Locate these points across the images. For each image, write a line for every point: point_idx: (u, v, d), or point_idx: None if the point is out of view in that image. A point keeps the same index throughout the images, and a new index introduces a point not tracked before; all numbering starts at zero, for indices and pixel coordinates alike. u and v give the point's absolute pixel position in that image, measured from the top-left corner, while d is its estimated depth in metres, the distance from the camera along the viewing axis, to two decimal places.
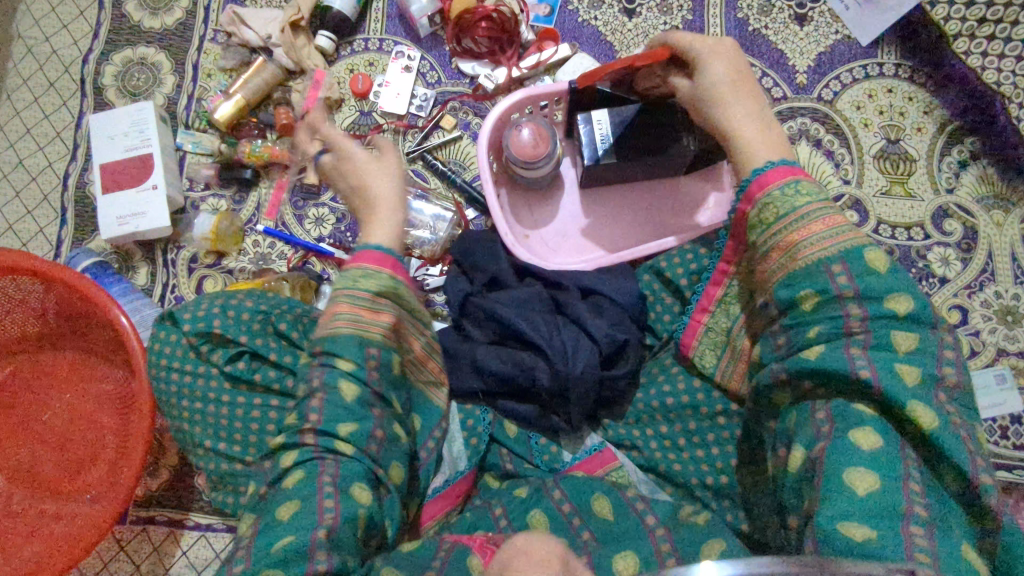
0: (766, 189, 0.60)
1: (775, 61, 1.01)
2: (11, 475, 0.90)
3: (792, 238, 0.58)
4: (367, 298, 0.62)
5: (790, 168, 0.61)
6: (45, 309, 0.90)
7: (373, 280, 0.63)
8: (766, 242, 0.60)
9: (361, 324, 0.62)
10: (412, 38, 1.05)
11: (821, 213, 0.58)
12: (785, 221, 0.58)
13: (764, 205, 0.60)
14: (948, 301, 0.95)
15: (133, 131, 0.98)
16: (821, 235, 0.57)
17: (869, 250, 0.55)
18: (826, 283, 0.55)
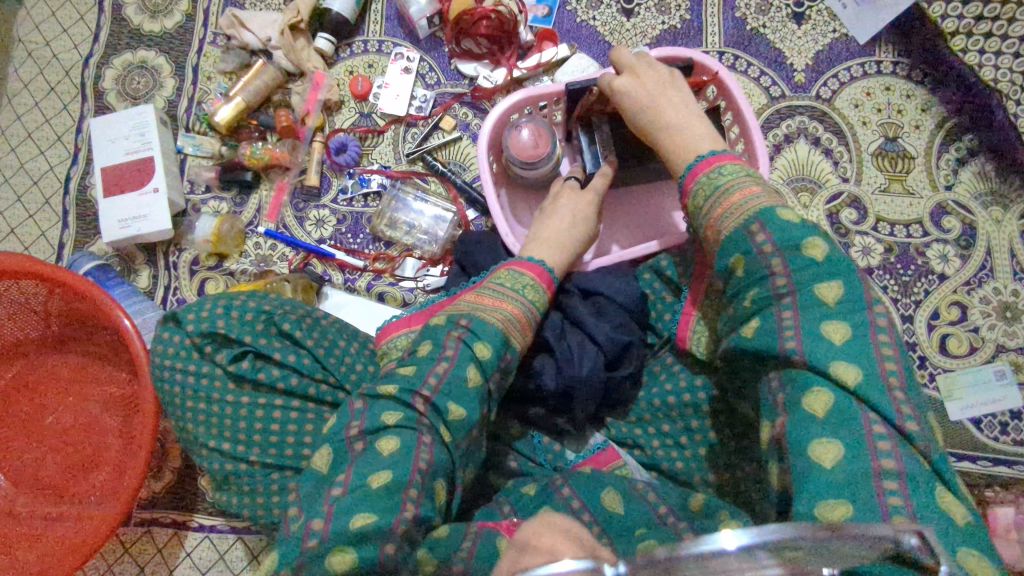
0: (699, 175, 0.64)
1: (773, 60, 1.02)
2: (16, 479, 0.91)
3: (717, 213, 0.61)
4: (530, 303, 0.70)
5: (717, 157, 0.64)
6: (49, 313, 0.90)
7: (538, 295, 0.71)
8: (700, 224, 0.63)
9: (516, 319, 0.67)
10: (411, 39, 1.05)
11: (743, 187, 0.60)
12: (712, 200, 0.61)
13: (695, 191, 0.63)
14: (948, 298, 0.96)
15: (133, 134, 0.98)
16: (741, 206, 0.59)
17: (783, 211, 0.57)
18: (747, 246, 0.56)
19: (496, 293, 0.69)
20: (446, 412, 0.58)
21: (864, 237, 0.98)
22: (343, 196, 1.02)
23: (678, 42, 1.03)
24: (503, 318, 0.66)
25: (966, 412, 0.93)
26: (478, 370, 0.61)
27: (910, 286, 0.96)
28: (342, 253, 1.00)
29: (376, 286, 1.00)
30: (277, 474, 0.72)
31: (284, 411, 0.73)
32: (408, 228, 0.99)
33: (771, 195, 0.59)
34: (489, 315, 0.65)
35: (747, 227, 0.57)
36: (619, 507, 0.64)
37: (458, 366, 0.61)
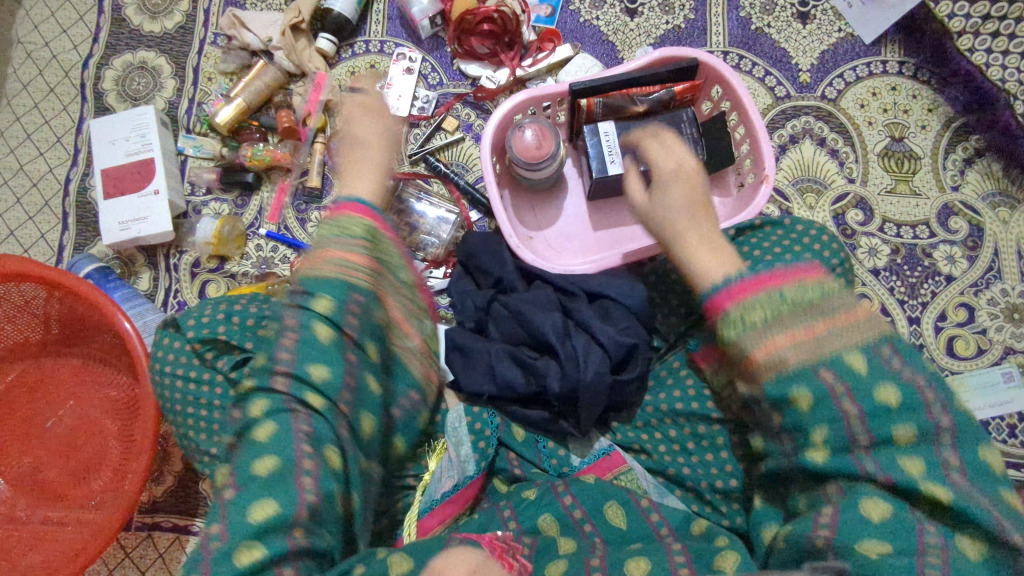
0: (750, 291, 0.51)
1: (778, 59, 1.01)
2: (16, 483, 0.90)
3: (779, 348, 0.49)
4: (334, 252, 0.60)
5: (769, 273, 0.52)
6: (48, 315, 0.90)
7: (360, 228, 0.61)
8: (746, 347, 0.51)
9: (349, 269, 0.59)
10: (413, 40, 1.04)
11: (804, 321, 0.50)
12: (769, 328, 0.50)
13: (748, 308, 0.51)
14: (955, 299, 0.95)
15: (133, 135, 0.97)
16: (800, 343, 0.49)
17: (850, 353, 0.49)
18: (815, 383, 0.49)
19: (314, 250, 0.60)
20: (308, 377, 0.55)
21: (871, 238, 0.97)
22: None
23: (682, 42, 1.02)
24: (331, 276, 0.58)
25: (974, 415, 0.92)
26: (329, 327, 0.57)
27: (917, 288, 0.95)
28: None
29: None
30: None
31: None
32: (410, 229, 0.99)
33: (829, 331, 0.50)
34: (317, 280, 0.58)
35: (816, 365, 0.49)
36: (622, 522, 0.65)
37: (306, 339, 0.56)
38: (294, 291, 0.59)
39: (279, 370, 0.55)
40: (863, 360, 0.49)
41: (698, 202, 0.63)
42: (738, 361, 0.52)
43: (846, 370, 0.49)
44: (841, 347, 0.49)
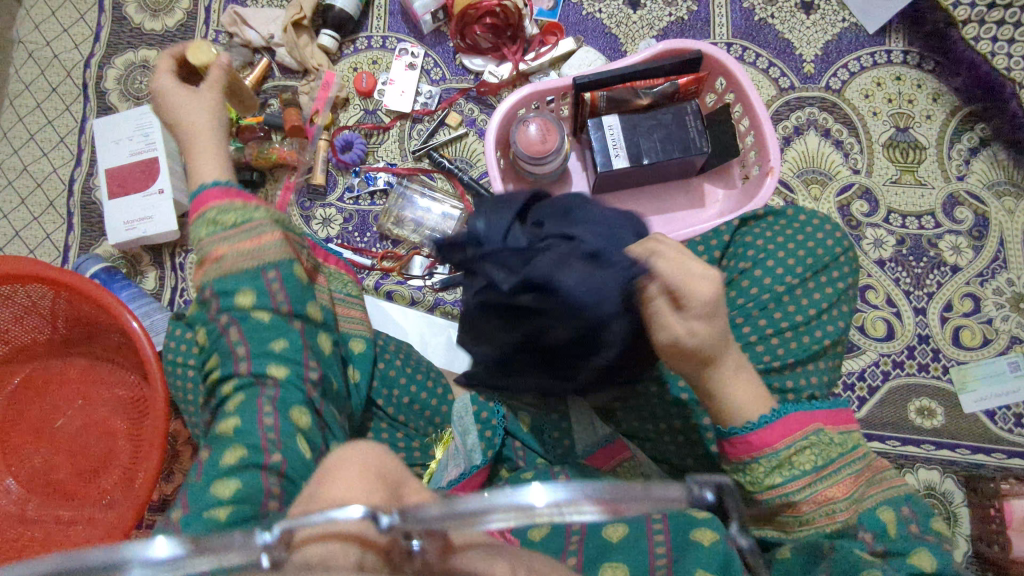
0: (802, 432, 0.55)
1: (781, 50, 1.01)
2: (28, 482, 0.90)
3: (822, 495, 0.53)
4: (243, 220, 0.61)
5: (816, 414, 0.57)
6: (55, 314, 0.90)
7: (240, 211, 0.61)
8: (790, 498, 0.54)
9: (248, 240, 0.60)
10: (416, 35, 1.04)
11: (844, 472, 0.54)
12: (816, 473, 0.54)
13: (803, 449, 0.54)
14: (960, 290, 0.95)
15: (138, 135, 0.97)
16: (840, 496, 0.54)
17: (881, 507, 0.54)
18: (854, 542, 0.52)
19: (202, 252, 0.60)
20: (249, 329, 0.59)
21: (876, 229, 0.97)
22: (349, 194, 1.01)
23: (685, 34, 1.02)
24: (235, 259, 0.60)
25: (980, 405, 0.92)
26: (251, 294, 0.60)
27: (922, 278, 0.95)
28: (349, 251, 0.99)
29: (383, 284, 0.99)
30: None
31: None
32: (415, 225, 0.99)
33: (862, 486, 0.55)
34: (230, 259, 0.60)
35: (855, 525, 0.53)
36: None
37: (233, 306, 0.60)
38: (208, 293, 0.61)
39: (238, 357, 0.58)
40: (896, 518, 0.53)
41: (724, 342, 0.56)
42: (769, 504, 0.55)
43: (880, 527, 0.52)
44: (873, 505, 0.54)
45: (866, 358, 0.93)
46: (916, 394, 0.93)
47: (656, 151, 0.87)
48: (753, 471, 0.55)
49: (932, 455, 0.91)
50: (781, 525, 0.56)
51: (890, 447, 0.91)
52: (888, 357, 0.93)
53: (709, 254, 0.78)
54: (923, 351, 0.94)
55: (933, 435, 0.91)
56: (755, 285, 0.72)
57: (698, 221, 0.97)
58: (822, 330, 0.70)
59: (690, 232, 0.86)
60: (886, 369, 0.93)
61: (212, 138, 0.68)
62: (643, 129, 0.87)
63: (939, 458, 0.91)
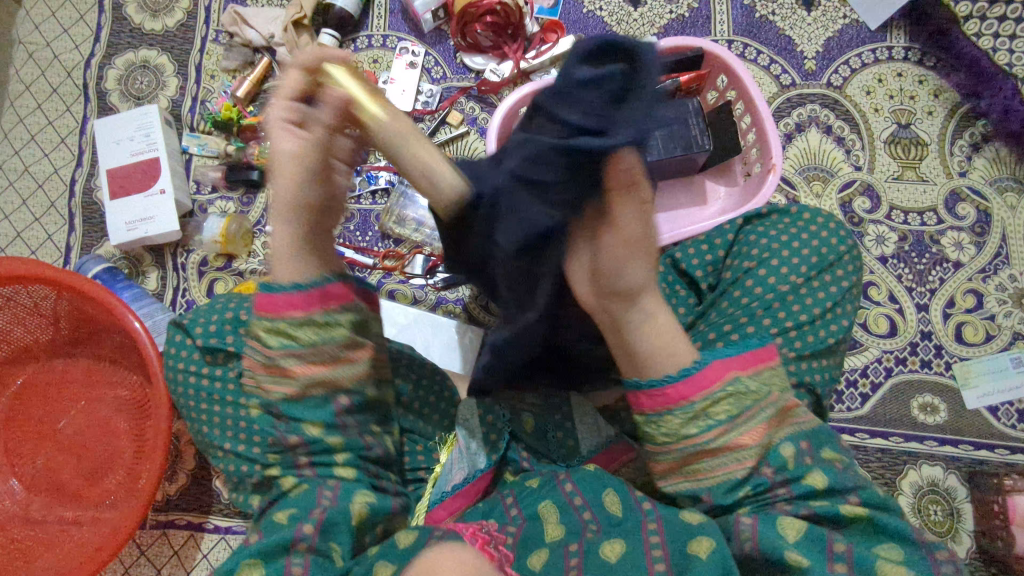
0: (718, 382, 0.54)
1: (783, 47, 1.01)
2: (31, 483, 0.90)
3: (734, 442, 0.54)
4: (276, 351, 0.53)
5: (733, 356, 0.56)
6: (58, 316, 0.90)
7: (332, 332, 0.54)
8: (706, 447, 0.54)
9: (277, 376, 0.54)
10: (416, 34, 1.04)
11: (754, 422, 0.55)
12: (730, 422, 0.54)
13: (716, 401, 0.54)
14: (963, 286, 0.95)
15: (138, 135, 0.97)
16: (747, 442, 0.54)
17: (784, 444, 0.55)
18: (758, 478, 0.55)
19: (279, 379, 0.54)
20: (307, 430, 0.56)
21: (878, 226, 0.97)
22: (351, 194, 1.01)
23: (686, 31, 1.02)
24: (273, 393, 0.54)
25: (983, 401, 0.92)
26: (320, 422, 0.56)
27: (925, 274, 0.95)
28: (351, 251, 0.99)
29: (386, 283, 1.00)
30: None
31: None
32: (417, 224, 0.98)
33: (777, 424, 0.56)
34: (269, 393, 0.55)
35: (757, 465, 0.55)
36: (618, 509, 0.58)
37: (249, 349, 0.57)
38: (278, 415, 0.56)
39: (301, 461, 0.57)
40: (795, 452, 0.55)
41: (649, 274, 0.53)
42: (683, 455, 0.55)
43: (781, 462, 0.55)
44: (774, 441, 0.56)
45: (869, 355, 0.93)
46: (919, 390, 0.93)
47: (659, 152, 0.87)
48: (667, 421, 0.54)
49: (935, 451, 0.91)
50: (692, 473, 0.56)
51: (894, 443, 0.91)
52: (891, 354, 0.93)
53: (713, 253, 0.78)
54: (926, 347, 0.93)
55: (936, 431, 0.91)
56: (759, 284, 0.72)
57: (701, 217, 0.97)
58: (827, 328, 0.71)
59: (693, 231, 0.86)
60: (889, 365, 0.93)
61: (288, 223, 0.53)
62: None
63: (942, 454, 0.91)
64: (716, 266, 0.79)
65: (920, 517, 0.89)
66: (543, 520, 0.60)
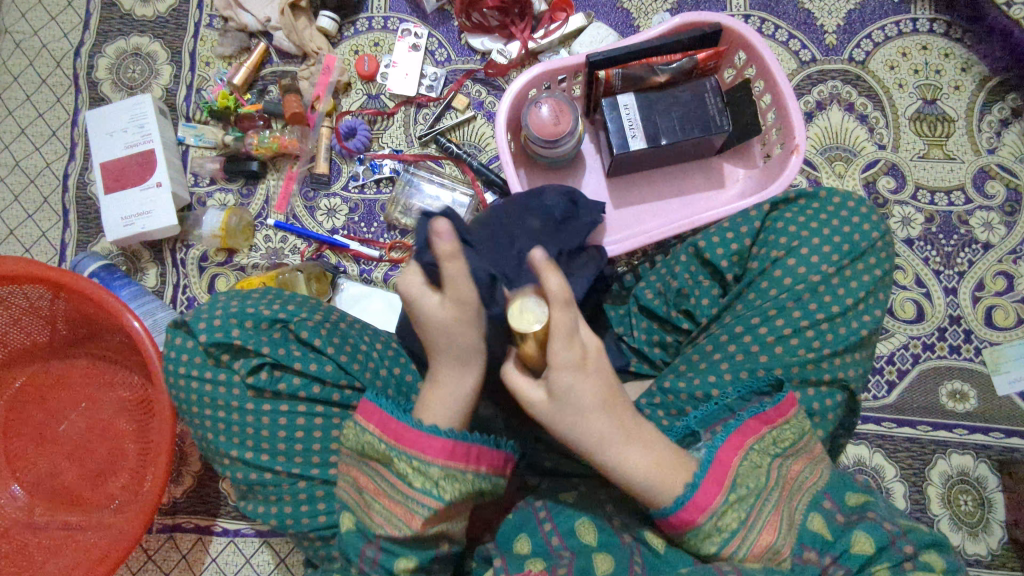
0: (719, 492, 0.52)
1: (802, 22, 0.96)
2: (33, 488, 0.88)
3: (758, 545, 0.52)
4: (414, 493, 0.56)
5: (730, 446, 0.55)
6: (55, 316, 0.87)
7: (462, 490, 0.56)
8: (734, 559, 0.53)
9: (400, 518, 0.56)
10: (418, 14, 1.00)
11: (766, 516, 0.53)
12: (743, 528, 0.52)
13: (725, 512, 0.52)
14: (993, 268, 0.91)
15: (132, 126, 0.93)
16: (776, 539, 0.53)
17: (809, 517, 0.55)
18: (805, 566, 0.52)
19: (395, 524, 0.57)
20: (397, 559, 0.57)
21: (904, 207, 0.93)
22: (354, 183, 0.97)
23: (701, 7, 0.98)
24: (383, 531, 0.57)
25: (1014, 387, 0.89)
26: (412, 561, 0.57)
27: (953, 257, 0.92)
28: (356, 243, 0.95)
29: (393, 276, 0.95)
30: (305, 483, 0.68)
31: (308, 417, 0.68)
32: None
33: (793, 495, 0.56)
34: (378, 524, 0.57)
35: (796, 546, 0.53)
36: (663, 542, 0.57)
37: (356, 463, 0.61)
38: (373, 542, 0.58)
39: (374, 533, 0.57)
40: (824, 521, 0.55)
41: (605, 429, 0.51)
42: None
43: (818, 539, 0.53)
44: (802, 519, 0.55)
45: (896, 341, 0.90)
46: (948, 377, 0.89)
47: (674, 130, 0.83)
48: (684, 540, 0.53)
49: (965, 439, 0.88)
50: None
51: (922, 432, 0.88)
52: (918, 340, 0.90)
53: (739, 241, 0.73)
54: (954, 332, 0.90)
55: (965, 419, 0.88)
56: (787, 274, 0.69)
57: (718, 202, 0.93)
58: (858, 319, 0.68)
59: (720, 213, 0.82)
60: (916, 351, 0.90)
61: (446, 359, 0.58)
62: (660, 108, 0.82)
63: (972, 443, 0.88)
64: (742, 255, 0.74)
65: (949, 507, 0.86)
66: (580, 538, 0.59)
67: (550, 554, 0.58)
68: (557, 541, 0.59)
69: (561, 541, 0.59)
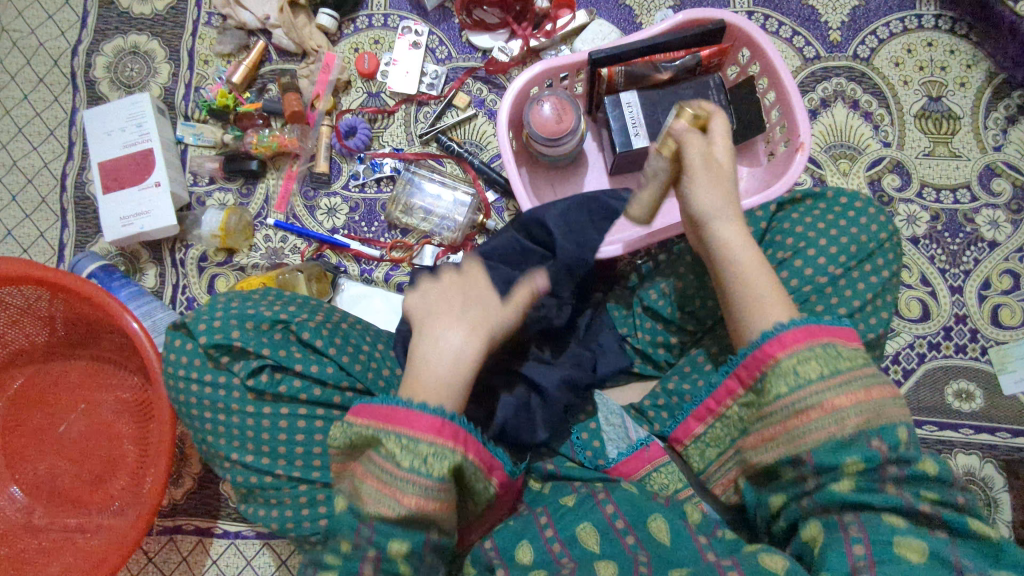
0: (805, 343, 0.53)
1: (806, 18, 0.95)
2: (32, 491, 0.87)
3: (829, 403, 0.51)
4: (402, 471, 0.51)
5: (826, 326, 0.54)
6: (54, 317, 0.86)
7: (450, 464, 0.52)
8: (799, 404, 0.52)
9: (388, 498, 0.52)
10: (419, 12, 0.99)
11: (858, 385, 0.51)
12: (824, 382, 0.51)
13: (806, 359, 0.52)
14: (999, 267, 0.90)
15: (130, 125, 0.93)
16: (847, 409, 0.50)
17: (899, 424, 0.50)
18: (867, 451, 0.49)
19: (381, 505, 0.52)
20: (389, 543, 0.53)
21: (909, 205, 0.92)
22: (355, 182, 0.96)
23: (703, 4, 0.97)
24: (371, 514, 0.52)
25: None
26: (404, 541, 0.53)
27: (958, 255, 0.91)
28: (357, 243, 0.95)
29: (393, 276, 0.95)
30: (305, 486, 0.67)
31: (309, 420, 0.67)
32: (425, 214, 0.94)
33: (886, 399, 0.51)
34: (367, 503, 0.53)
35: (868, 433, 0.50)
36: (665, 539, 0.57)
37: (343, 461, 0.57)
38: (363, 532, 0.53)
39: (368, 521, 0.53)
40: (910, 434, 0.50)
41: (727, 210, 0.62)
42: (783, 415, 0.53)
43: (895, 439, 0.50)
44: (890, 419, 0.50)
45: (901, 341, 0.89)
46: (954, 376, 0.89)
47: None
48: (764, 381, 0.55)
49: (971, 439, 0.87)
50: (792, 440, 0.53)
51: (927, 432, 0.87)
52: (923, 339, 0.89)
53: None
54: (960, 331, 0.89)
55: (971, 419, 0.88)
56: (794, 275, 0.69)
57: None
58: (865, 321, 0.68)
59: None
60: (922, 351, 0.89)
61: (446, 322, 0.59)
62: (664, 106, 0.82)
63: (979, 442, 0.87)
64: None
65: None
66: (584, 544, 0.59)
67: (553, 561, 0.58)
68: (561, 547, 0.59)
69: (563, 548, 0.59)
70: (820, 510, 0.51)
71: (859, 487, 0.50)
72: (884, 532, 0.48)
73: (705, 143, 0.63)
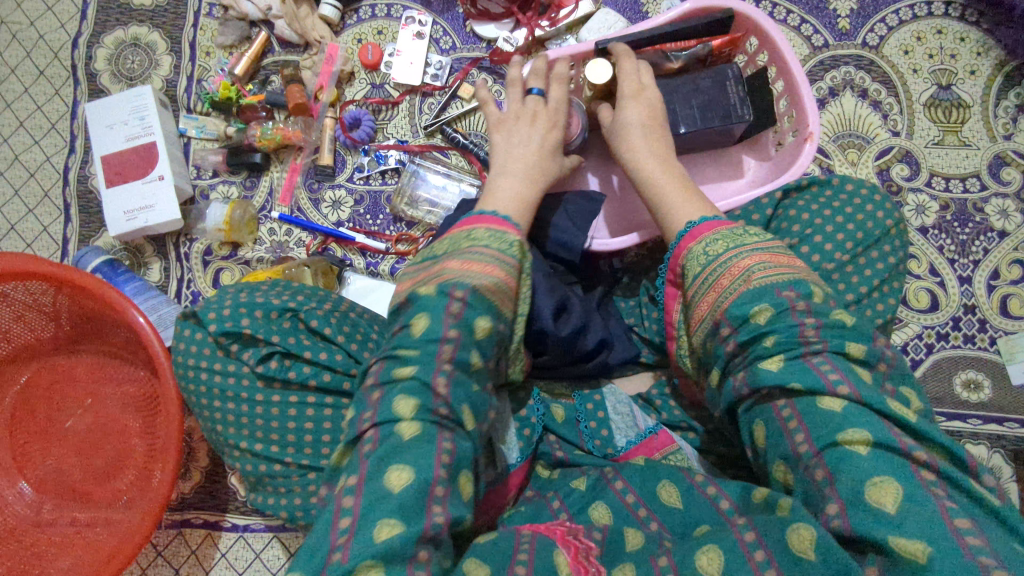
0: (715, 228, 0.57)
1: (814, 6, 0.94)
2: (40, 484, 0.87)
3: (736, 266, 0.53)
4: (479, 246, 0.57)
5: (732, 220, 0.58)
6: (58, 311, 0.86)
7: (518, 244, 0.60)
8: (711, 274, 0.54)
9: (476, 262, 0.56)
10: (422, 1, 0.98)
11: (762, 253, 0.53)
12: (727, 250, 0.54)
13: (712, 239, 0.56)
14: (1008, 257, 0.90)
15: (132, 118, 0.92)
16: (756, 268, 0.52)
17: (811, 283, 0.51)
18: (776, 298, 0.49)
19: (457, 255, 0.56)
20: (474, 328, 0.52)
21: (918, 194, 0.92)
22: (360, 174, 0.96)
23: None
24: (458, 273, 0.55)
25: None
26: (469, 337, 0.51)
27: (968, 245, 0.90)
28: (362, 236, 0.94)
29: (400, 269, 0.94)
30: (314, 474, 0.67)
31: (318, 409, 0.67)
32: (430, 206, 0.93)
33: (795, 267, 0.52)
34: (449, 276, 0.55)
35: (777, 286, 0.50)
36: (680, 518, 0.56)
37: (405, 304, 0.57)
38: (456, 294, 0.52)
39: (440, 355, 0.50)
40: (822, 297, 0.50)
41: (647, 123, 0.71)
42: (697, 293, 0.55)
43: (807, 292, 0.50)
44: (795, 277, 0.51)
45: (909, 331, 0.89)
46: (962, 366, 0.88)
47: (694, 119, 0.79)
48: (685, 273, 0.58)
49: (979, 430, 0.87)
50: (715, 309, 0.53)
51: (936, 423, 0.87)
52: (932, 329, 0.89)
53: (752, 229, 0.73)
54: (969, 322, 0.89)
55: (979, 410, 0.87)
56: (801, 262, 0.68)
57: (731, 192, 0.91)
58: (873, 309, 0.67)
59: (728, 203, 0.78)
60: (930, 342, 0.89)
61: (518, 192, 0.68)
62: (681, 94, 0.80)
63: (987, 433, 0.87)
64: None
65: None
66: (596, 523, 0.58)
67: None
68: None
69: None
70: (758, 399, 0.49)
71: (785, 362, 0.47)
72: (819, 421, 0.45)
73: (633, 73, 0.74)
